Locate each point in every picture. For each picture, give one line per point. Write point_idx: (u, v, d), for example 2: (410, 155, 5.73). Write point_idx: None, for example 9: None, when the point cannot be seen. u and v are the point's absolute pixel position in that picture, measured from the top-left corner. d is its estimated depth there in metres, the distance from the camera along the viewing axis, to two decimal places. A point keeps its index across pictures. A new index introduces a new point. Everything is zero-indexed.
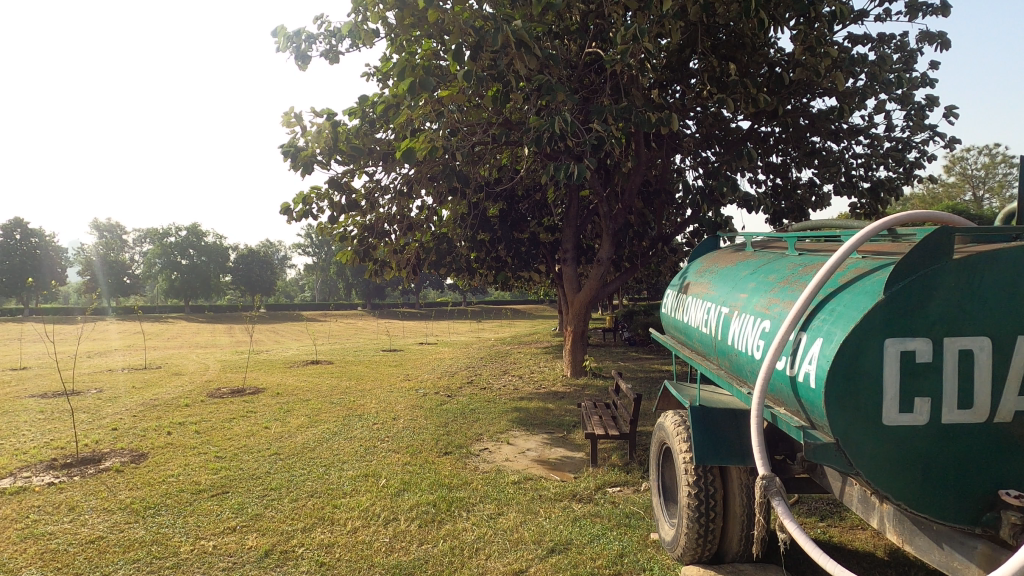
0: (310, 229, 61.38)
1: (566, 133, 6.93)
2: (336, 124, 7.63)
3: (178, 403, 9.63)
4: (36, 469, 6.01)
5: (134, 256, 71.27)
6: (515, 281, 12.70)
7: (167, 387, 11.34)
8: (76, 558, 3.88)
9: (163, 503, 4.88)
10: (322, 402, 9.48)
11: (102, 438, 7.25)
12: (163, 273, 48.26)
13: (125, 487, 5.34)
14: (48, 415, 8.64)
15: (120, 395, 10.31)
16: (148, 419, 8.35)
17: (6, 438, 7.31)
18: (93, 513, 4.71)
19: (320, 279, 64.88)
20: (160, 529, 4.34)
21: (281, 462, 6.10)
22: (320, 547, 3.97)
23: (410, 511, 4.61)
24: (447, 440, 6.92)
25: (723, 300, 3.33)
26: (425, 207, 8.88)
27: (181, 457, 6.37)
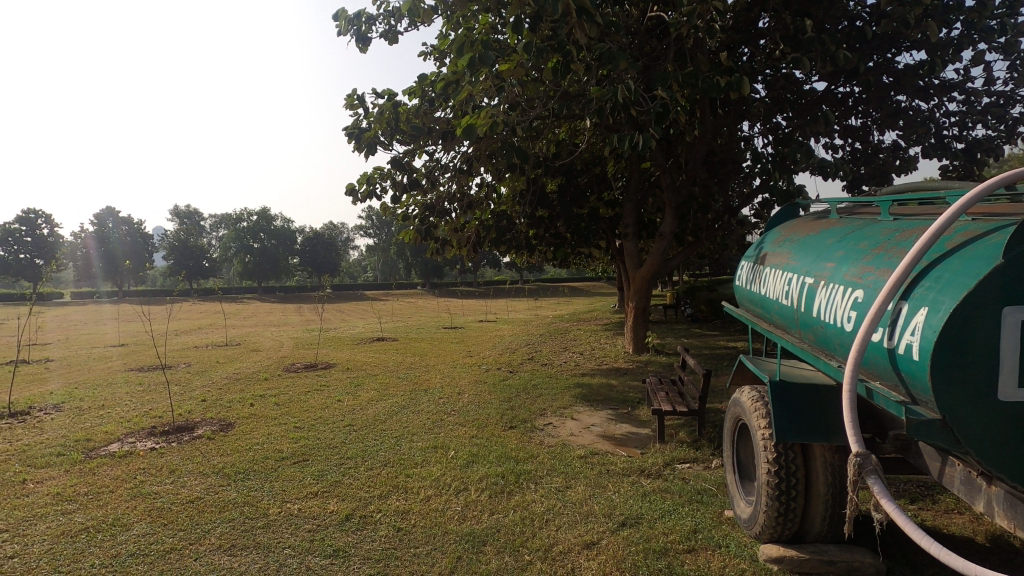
0: (370, 210, 63.01)
1: (629, 102, 6.69)
2: (397, 104, 7.73)
3: (258, 377, 10.26)
4: (139, 435, 6.58)
5: (211, 240, 76.03)
6: (575, 258, 12.60)
7: (247, 362, 12.08)
8: (180, 516, 4.24)
9: (251, 468, 5.24)
10: (390, 377, 9.82)
11: (193, 408, 7.85)
12: (238, 257, 51.14)
13: (217, 453, 5.76)
14: (146, 387, 9.43)
15: (207, 369, 11.08)
16: (233, 391, 8.95)
17: (112, 408, 8.04)
18: (190, 476, 5.11)
19: (381, 260, 66.80)
20: (250, 492, 4.67)
21: (355, 432, 6.39)
22: (397, 514, 4.14)
23: (480, 481, 4.73)
24: (511, 414, 7.01)
25: (807, 270, 3.14)
26: (485, 184, 8.87)
27: (264, 426, 6.79)
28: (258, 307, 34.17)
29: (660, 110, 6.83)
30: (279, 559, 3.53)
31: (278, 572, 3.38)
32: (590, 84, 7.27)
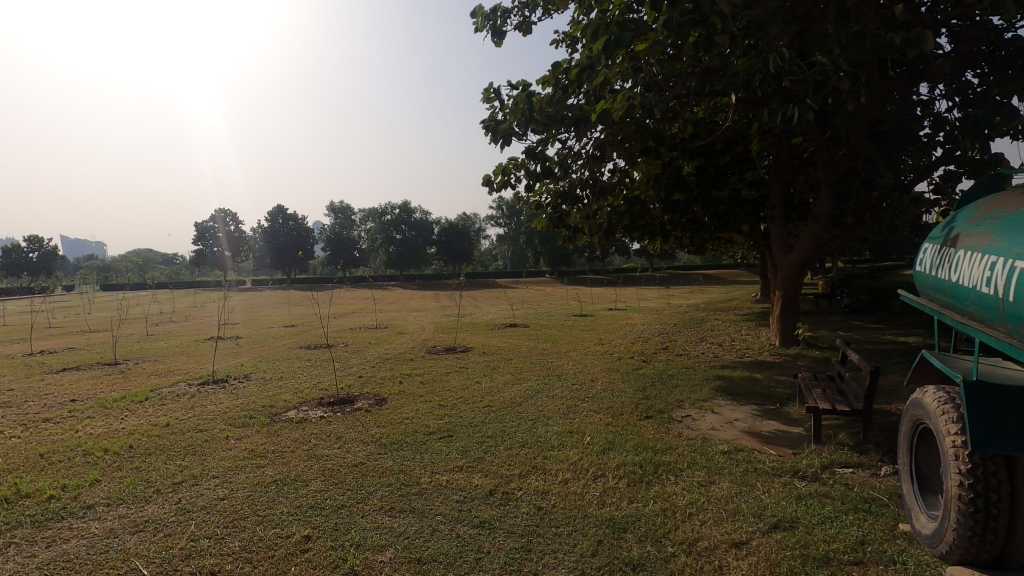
0: (500, 200, 64.96)
1: (781, 72, 6.14)
2: (531, 94, 7.82)
3: (404, 357, 11.16)
4: (310, 404, 7.51)
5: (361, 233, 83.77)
6: (713, 243, 11.91)
7: (394, 343, 13.17)
8: (347, 477, 4.77)
9: (404, 440, 5.73)
10: (524, 362, 10.12)
11: (352, 383, 8.78)
12: (384, 248, 55.70)
13: (374, 425, 6.39)
14: (314, 362, 10.71)
15: (361, 349, 12.30)
16: (384, 370, 9.83)
17: (288, 380, 9.26)
18: (353, 443, 5.72)
19: (511, 249, 68.76)
20: (404, 461, 5.11)
21: (493, 413, 6.69)
22: (537, 493, 4.28)
23: (617, 469, 4.70)
24: (647, 404, 6.88)
25: (1016, 252, 2.67)
26: (617, 169, 8.69)
27: (413, 403, 7.37)
28: (401, 294, 37.08)
29: (818, 77, 6.15)
30: (433, 524, 3.84)
31: (432, 535, 3.68)
32: (735, 56, 6.77)
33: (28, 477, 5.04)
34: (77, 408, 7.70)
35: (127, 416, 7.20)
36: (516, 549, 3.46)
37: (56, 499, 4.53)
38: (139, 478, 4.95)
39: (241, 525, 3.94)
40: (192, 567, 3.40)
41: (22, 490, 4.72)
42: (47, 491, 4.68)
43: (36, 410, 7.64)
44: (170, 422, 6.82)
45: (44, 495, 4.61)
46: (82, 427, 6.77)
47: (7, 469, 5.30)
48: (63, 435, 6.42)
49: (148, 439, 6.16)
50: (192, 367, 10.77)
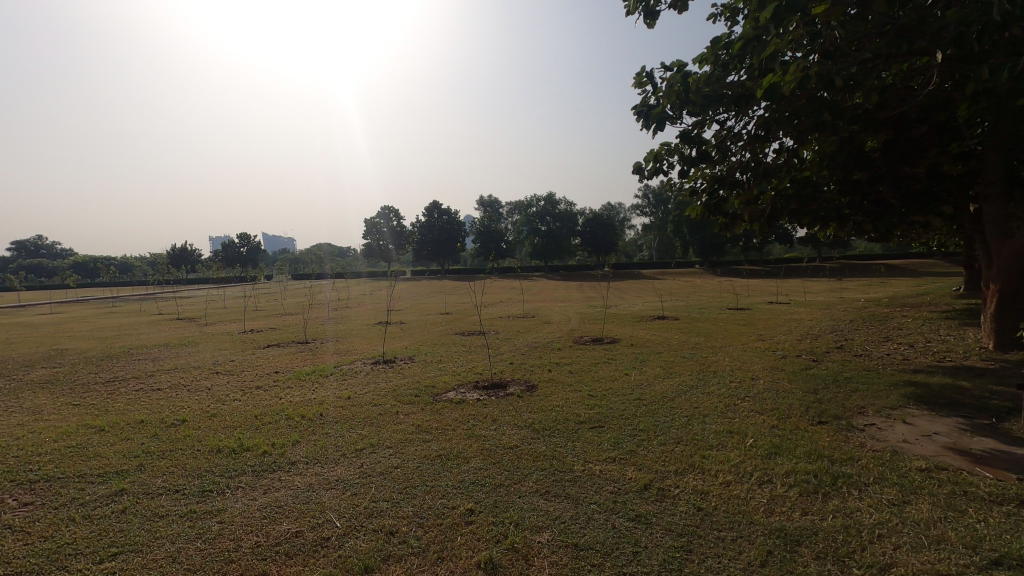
0: (647, 188, 62.92)
1: (1007, 20, 5.06)
2: (687, 75, 7.32)
3: (553, 346, 11.37)
4: (467, 387, 7.99)
5: (508, 225, 86.86)
6: (902, 229, 10.30)
7: (543, 332, 13.47)
8: (504, 458, 5.00)
9: (556, 428, 5.83)
10: (675, 356, 9.72)
11: (505, 369, 9.17)
12: (529, 239, 57.13)
13: (526, 410, 6.60)
14: (469, 348, 11.38)
15: (511, 336, 12.78)
16: (533, 357, 10.12)
17: (447, 363, 9.95)
18: (507, 426, 5.97)
19: (658, 239, 66.43)
20: (557, 448, 5.21)
21: (644, 406, 6.53)
22: (696, 493, 4.10)
23: (787, 476, 4.32)
24: (820, 408, 6.20)
25: None
26: (784, 149, 7.81)
27: (563, 391, 7.48)
28: (546, 285, 37.69)
29: None
30: (588, 512, 3.86)
31: (587, 523, 3.71)
32: (942, 6, 5.72)
33: (248, 434, 6.06)
34: (280, 378, 9.06)
35: (318, 388, 8.30)
36: (675, 548, 3.35)
37: (269, 454, 5.38)
38: (329, 442, 5.68)
39: (413, 493, 4.32)
40: (375, 525, 3.82)
41: (244, 444, 5.68)
42: (262, 447, 5.58)
43: (251, 379, 9.14)
44: (351, 396, 7.73)
45: (260, 450, 5.50)
46: (284, 395, 7.96)
47: (233, 425, 6.42)
48: (271, 401, 7.61)
49: (335, 409, 7.06)
50: (366, 347, 12.07)
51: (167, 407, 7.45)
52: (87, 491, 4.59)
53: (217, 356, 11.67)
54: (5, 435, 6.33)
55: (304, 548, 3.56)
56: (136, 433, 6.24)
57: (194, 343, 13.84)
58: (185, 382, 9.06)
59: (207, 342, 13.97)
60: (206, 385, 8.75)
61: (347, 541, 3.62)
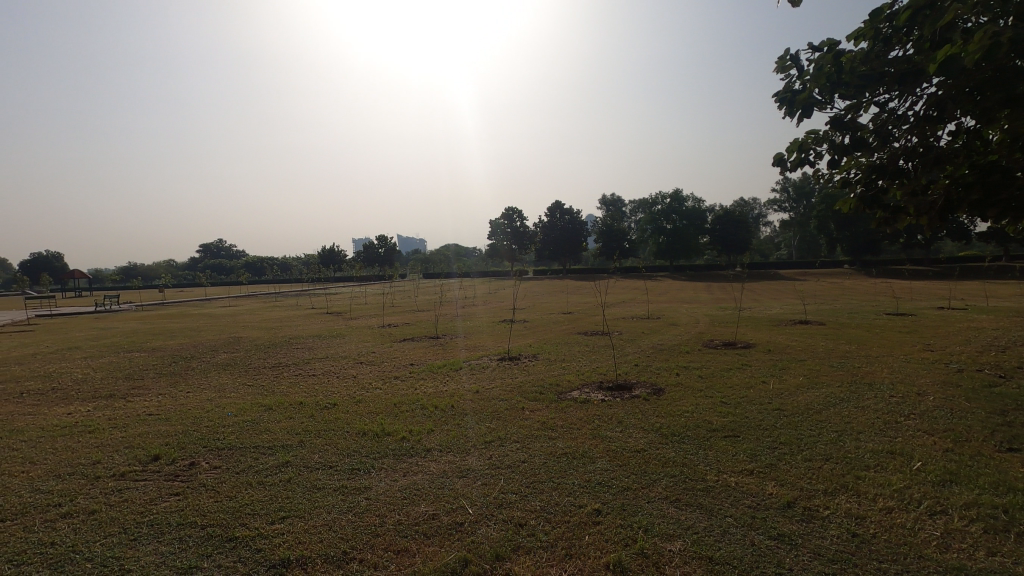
0: (786, 181, 57.96)
1: None
2: (837, 54, 6.18)
3: (680, 349, 10.90)
4: (592, 387, 7.95)
5: (631, 223, 84.96)
6: None
7: (669, 334, 12.99)
8: (631, 461, 4.90)
9: (685, 434, 5.60)
10: (821, 364, 8.84)
11: (629, 370, 8.99)
12: (654, 238, 55.30)
13: (653, 413, 6.41)
14: (592, 348, 11.34)
15: (636, 338, 12.49)
16: (660, 360, 9.79)
17: (570, 362, 9.98)
18: (633, 429, 5.85)
19: (798, 236, 60.92)
20: (687, 455, 5.00)
21: (785, 418, 6.03)
22: (850, 517, 3.69)
23: (967, 509, 3.73)
24: (1009, 433, 5.28)
25: None
26: (964, 128, 6.40)
27: (692, 396, 7.15)
28: (673, 285, 36.29)
29: None
30: (723, 524, 3.67)
31: (723, 536, 3.52)
32: None
33: (389, 420, 6.58)
34: (415, 370, 9.72)
35: (448, 381, 8.78)
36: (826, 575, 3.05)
37: (407, 440, 5.79)
38: (460, 433, 5.98)
39: (540, 488, 4.41)
40: (504, 516, 3.94)
41: (386, 429, 6.18)
42: (401, 433, 6.02)
43: (390, 369, 9.91)
44: (479, 390, 8.05)
45: (399, 435, 5.94)
46: (419, 386, 8.52)
47: (376, 411, 7.01)
48: (408, 390, 8.19)
49: (465, 401, 7.41)
50: (493, 344, 12.50)
51: (321, 391, 8.33)
52: (260, 460, 5.29)
53: (361, 347, 12.82)
54: (198, 408, 7.49)
55: (441, 530, 3.79)
56: (297, 412, 7.07)
57: (342, 335, 15.30)
58: (335, 370, 10.06)
59: (352, 334, 15.37)
60: (352, 373, 9.64)
61: (479, 528, 3.79)
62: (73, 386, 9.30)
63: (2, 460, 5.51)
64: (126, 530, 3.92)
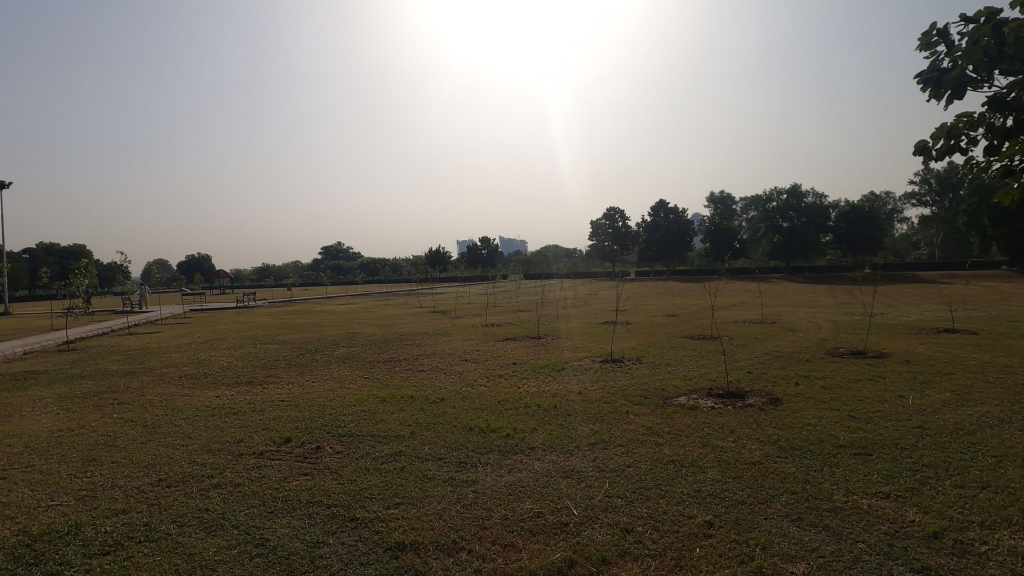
0: (927, 172, 51.63)
1: None
2: None
3: (800, 356, 10.10)
4: (701, 393, 7.60)
5: (742, 222, 80.17)
6: None
7: (786, 340, 12.08)
8: (746, 474, 4.62)
9: (807, 448, 5.17)
10: (974, 379, 7.76)
11: (742, 377, 8.48)
12: (769, 237, 51.85)
13: (770, 424, 5.99)
14: (700, 352, 10.84)
15: (748, 343, 11.77)
16: (776, 368, 9.14)
17: (677, 367, 9.62)
18: (747, 440, 5.51)
19: (942, 233, 54.03)
20: (810, 471, 4.61)
21: (929, 437, 5.37)
22: (1015, 556, 3.21)
23: None
24: None
25: None
26: None
27: (814, 408, 6.59)
28: (789, 288, 33.70)
29: None
30: (854, 550, 3.34)
31: (854, 563, 3.20)
32: None
33: (493, 417, 6.75)
34: (518, 369, 9.89)
35: (550, 381, 8.84)
36: None
37: (511, 437, 5.90)
38: (564, 433, 5.99)
39: (647, 494, 4.29)
40: (610, 520, 3.89)
41: (491, 426, 6.34)
42: (506, 430, 6.14)
43: (493, 368, 10.16)
44: (581, 391, 8.01)
45: (504, 432, 6.07)
46: (522, 384, 8.66)
47: (480, 408, 7.22)
48: (511, 388, 8.36)
49: (567, 402, 7.40)
50: (595, 346, 12.37)
51: (430, 386, 8.74)
52: (376, 448, 5.65)
53: (466, 345, 13.27)
54: (322, 397, 8.16)
55: (546, 529, 3.81)
56: (408, 405, 7.46)
57: (448, 333, 15.94)
58: (443, 366, 10.50)
59: (458, 333, 15.95)
60: (458, 370, 10.01)
61: (584, 530, 3.77)
62: (221, 372, 10.55)
63: (167, 434, 6.36)
64: (264, 504, 4.36)
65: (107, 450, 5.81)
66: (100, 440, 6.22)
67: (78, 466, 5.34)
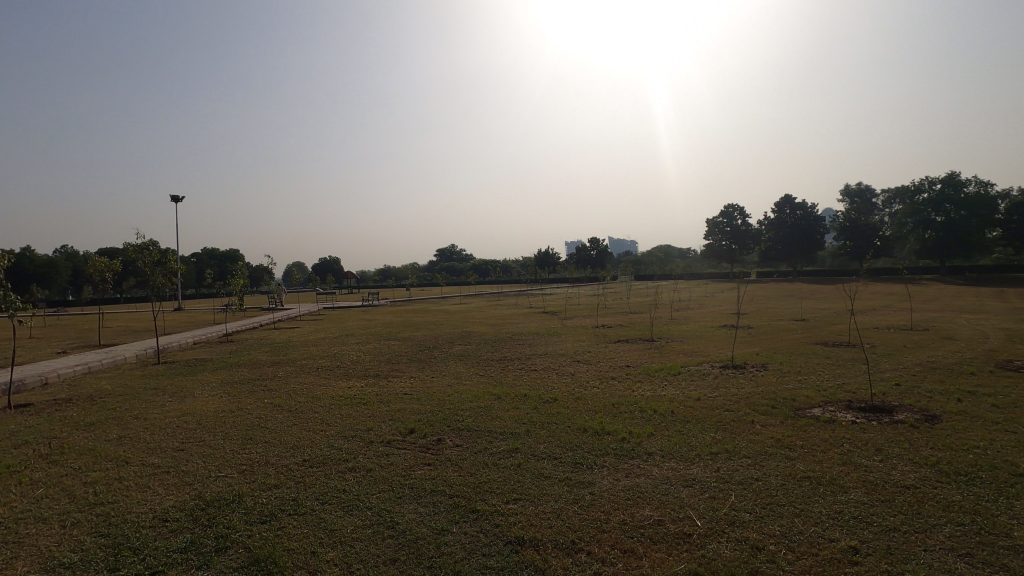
0: None
1: None
2: None
3: (961, 369, 8.83)
4: (838, 406, 6.92)
5: (884, 217, 71.82)
6: None
7: (944, 350, 10.62)
8: (897, 498, 4.12)
9: (975, 475, 4.50)
10: None
11: (888, 390, 7.60)
12: (919, 233, 45.59)
13: (926, 445, 5.30)
14: (836, 361, 9.88)
15: (895, 352, 10.51)
16: (931, 380, 8.06)
17: (808, 375, 8.85)
18: (898, 460, 4.92)
19: None
20: (980, 501, 4.01)
21: None
22: None
23: None
24: None
25: None
26: None
27: (983, 429, 5.72)
28: (944, 291, 29.63)
29: None
30: None
31: None
32: None
33: (608, 419, 6.66)
34: (632, 372, 9.67)
35: (666, 385, 8.53)
36: None
37: (627, 441, 5.78)
38: (683, 440, 5.75)
39: (778, 511, 3.99)
40: (738, 535, 3.66)
41: (606, 428, 6.25)
42: (621, 433, 6.03)
43: (606, 370, 10.03)
44: (700, 397, 7.64)
45: (619, 436, 5.96)
46: (636, 388, 8.44)
47: (594, 409, 7.15)
48: (625, 391, 8.20)
49: (685, 408, 7.11)
50: (714, 350, 11.76)
51: (542, 386, 8.83)
52: (494, 444, 5.82)
53: (577, 346, 13.24)
54: (441, 392, 8.55)
55: (668, 538, 3.68)
56: (522, 404, 7.60)
57: (559, 333, 16.02)
58: (555, 367, 10.57)
59: (569, 333, 15.98)
60: (570, 371, 10.02)
61: (709, 543, 3.59)
62: (351, 365, 11.48)
63: (308, 420, 7.04)
64: (393, 489, 4.67)
65: (261, 431, 6.54)
66: (255, 421, 7.03)
67: (239, 444, 6.08)
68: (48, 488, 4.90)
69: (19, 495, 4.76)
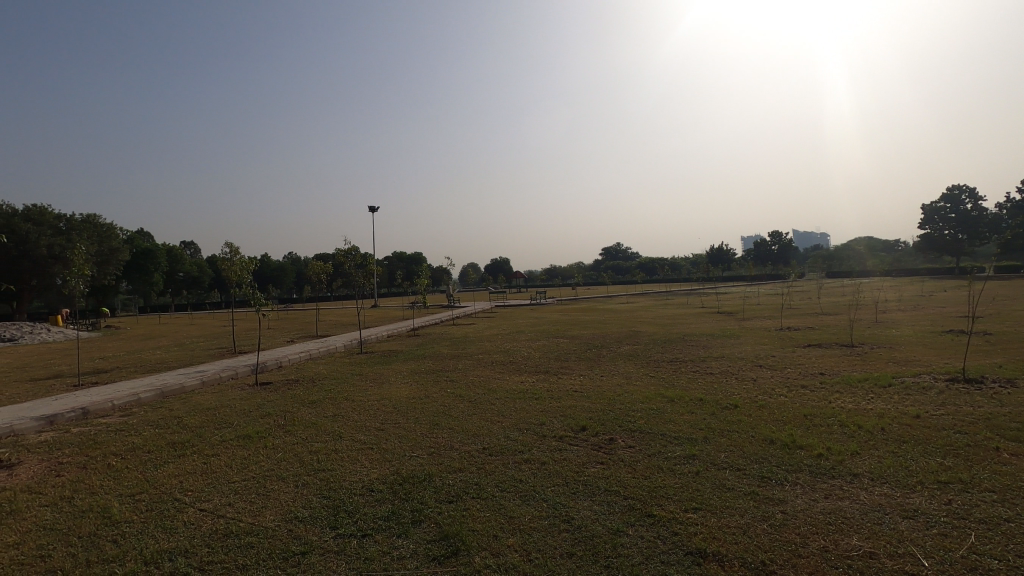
0: None
1: None
2: None
3: None
4: None
5: None
6: None
7: None
8: None
9: None
10: None
11: None
12: None
13: None
14: None
15: None
16: None
17: None
18: None
19: None
20: None
21: None
22: None
23: None
24: None
25: None
26: None
27: None
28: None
29: None
30: None
31: None
32: None
33: (800, 432, 5.98)
34: (829, 381, 8.56)
35: (874, 398, 7.39)
36: None
37: (825, 458, 5.12)
38: (899, 463, 4.91)
39: None
40: None
41: (798, 441, 5.62)
42: (818, 449, 5.36)
43: (796, 376, 9.03)
44: (919, 414, 6.48)
45: (816, 451, 5.31)
46: (834, 398, 7.45)
47: (783, 420, 6.47)
48: (821, 402, 7.29)
49: (900, 425, 6.07)
50: (938, 360, 9.87)
51: (720, 390, 8.26)
52: (669, 448, 5.59)
53: (760, 349, 12.14)
54: (610, 391, 8.47)
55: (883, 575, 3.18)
56: (699, 408, 7.19)
57: (738, 335, 14.83)
58: (734, 371, 9.80)
59: (749, 335, 14.72)
60: (752, 376, 9.21)
61: None
62: (523, 361, 11.96)
63: (486, 410, 7.48)
64: (567, 484, 4.74)
65: (445, 418, 7.13)
66: (440, 409, 7.68)
67: (428, 428, 6.70)
68: (285, 452, 5.92)
69: (266, 456, 5.83)
